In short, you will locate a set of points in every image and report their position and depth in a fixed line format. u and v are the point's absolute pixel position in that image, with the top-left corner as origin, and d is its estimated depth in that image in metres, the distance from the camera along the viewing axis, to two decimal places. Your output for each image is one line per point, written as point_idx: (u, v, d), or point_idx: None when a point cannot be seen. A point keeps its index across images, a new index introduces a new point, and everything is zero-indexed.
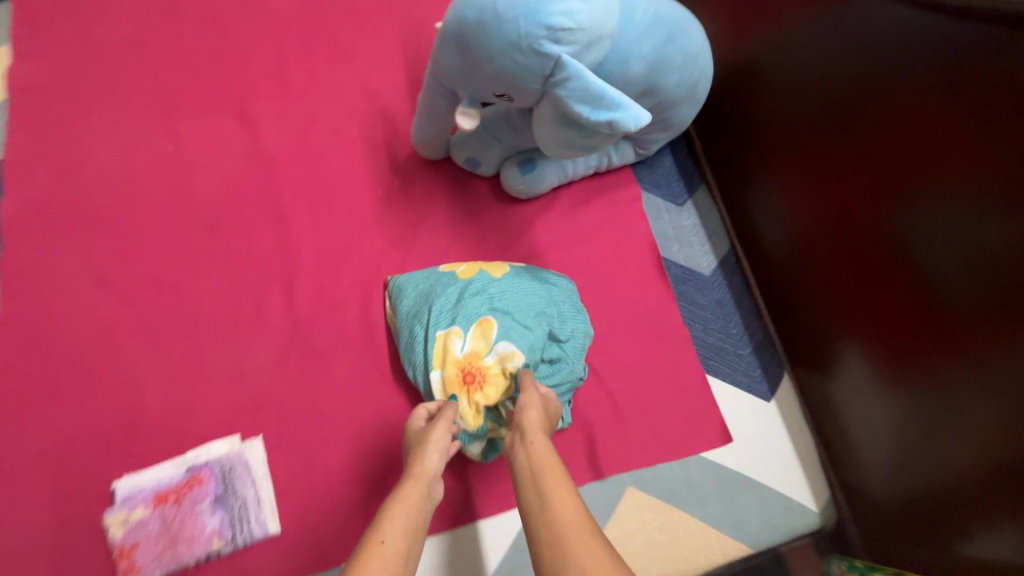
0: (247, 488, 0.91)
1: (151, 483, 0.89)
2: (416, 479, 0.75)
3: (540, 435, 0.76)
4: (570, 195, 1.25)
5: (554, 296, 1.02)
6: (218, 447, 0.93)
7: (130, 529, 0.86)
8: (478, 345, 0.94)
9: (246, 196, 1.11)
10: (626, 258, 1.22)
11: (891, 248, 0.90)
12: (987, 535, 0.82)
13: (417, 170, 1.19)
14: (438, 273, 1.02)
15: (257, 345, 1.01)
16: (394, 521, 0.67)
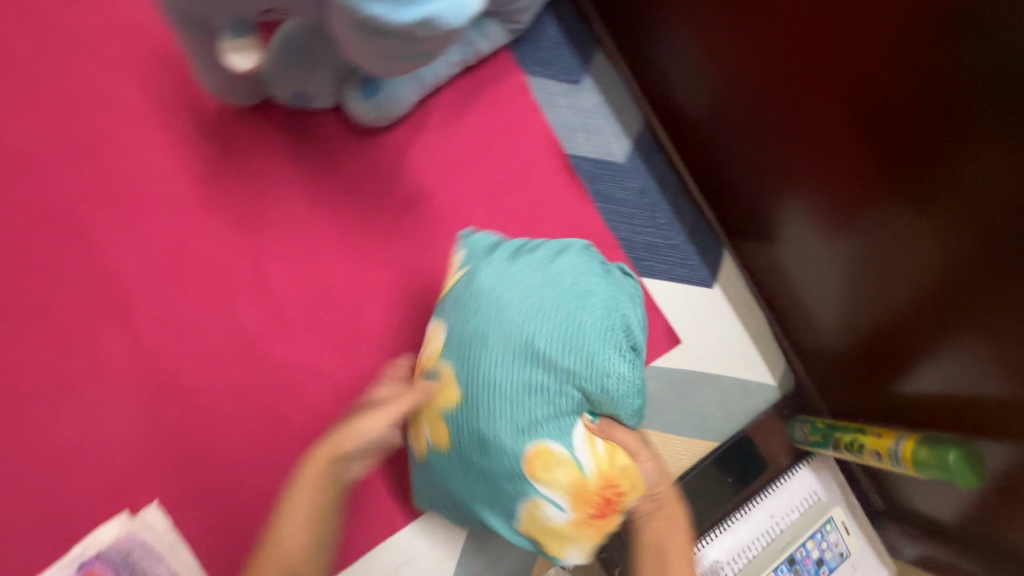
0: (155, 567, 0.80)
1: None
2: (337, 462, 0.70)
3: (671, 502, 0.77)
4: (443, 105, 1.00)
5: (528, 310, 0.73)
6: (104, 532, 0.80)
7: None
8: (555, 476, 0.71)
9: (20, 222, 0.84)
10: (526, 167, 1.02)
11: (818, 79, 0.76)
12: (935, 379, 0.81)
13: (239, 127, 0.92)
14: (440, 463, 0.77)
15: (110, 401, 0.83)
16: (297, 510, 0.68)
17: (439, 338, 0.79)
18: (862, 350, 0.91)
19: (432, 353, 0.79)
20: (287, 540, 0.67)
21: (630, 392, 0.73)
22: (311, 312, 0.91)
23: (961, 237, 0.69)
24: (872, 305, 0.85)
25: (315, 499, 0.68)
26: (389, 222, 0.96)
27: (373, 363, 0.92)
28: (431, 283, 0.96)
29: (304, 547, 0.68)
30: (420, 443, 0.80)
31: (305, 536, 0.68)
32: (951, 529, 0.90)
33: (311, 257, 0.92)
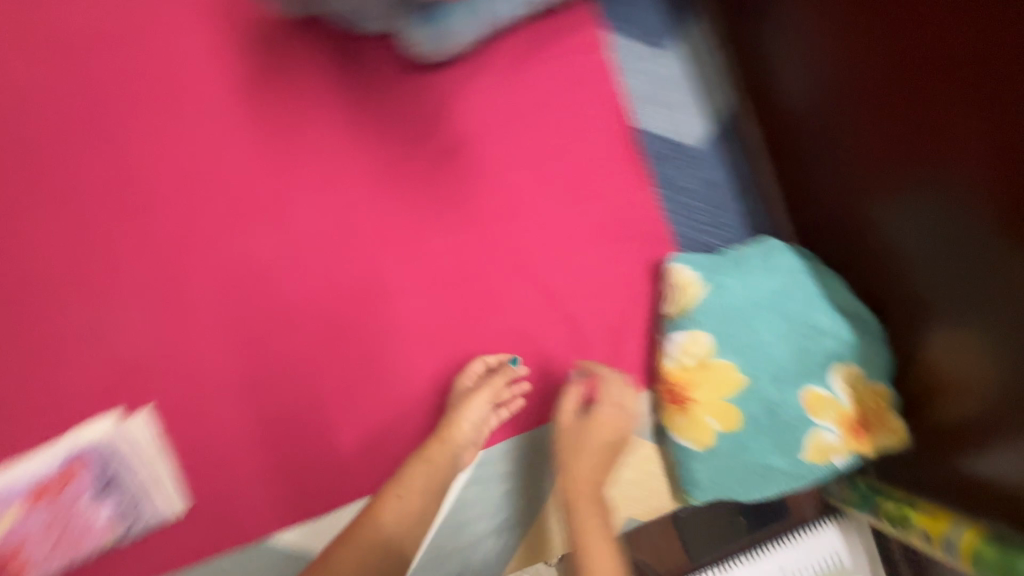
0: (133, 473, 0.79)
1: (26, 475, 0.76)
2: (447, 446, 0.79)
3: (587, 505, 0.79)
4: (504, 48, 0.90)
5: (773, 295, 0.80)
6: (88, 430, 0.78)
7: (13, 525, 0.75)
8: (833, 395, 0.78)
9: (64, 110, 0.83)
10: (584, 133, 0.91)
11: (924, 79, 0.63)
12: (1002, 467, 0.65)
13: (288, 44, 0.87)
14: (704, 455, 0.79)
15: (121, 301, 0.82)
16: (413, 487, 0.76)
17: (701, 344, 0.79)
18: (933, 426, 0.74)
19: (696, 360, 0.79)
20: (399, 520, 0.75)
21: (871, 339, 0.77)
22: (329, 252, 0.86)
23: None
24: (958, 370, 0.69)
25: (438, 479, 0.78)
26: (425, 169, 0.88)
27: (382, 318, 0.86)
28: (457, 243, 0.88)
29: (410, 519, 0.75)
30: (697, 439, 0.79)
31: (417, 509, 0.76)
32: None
33: (338, 192, 0.87)
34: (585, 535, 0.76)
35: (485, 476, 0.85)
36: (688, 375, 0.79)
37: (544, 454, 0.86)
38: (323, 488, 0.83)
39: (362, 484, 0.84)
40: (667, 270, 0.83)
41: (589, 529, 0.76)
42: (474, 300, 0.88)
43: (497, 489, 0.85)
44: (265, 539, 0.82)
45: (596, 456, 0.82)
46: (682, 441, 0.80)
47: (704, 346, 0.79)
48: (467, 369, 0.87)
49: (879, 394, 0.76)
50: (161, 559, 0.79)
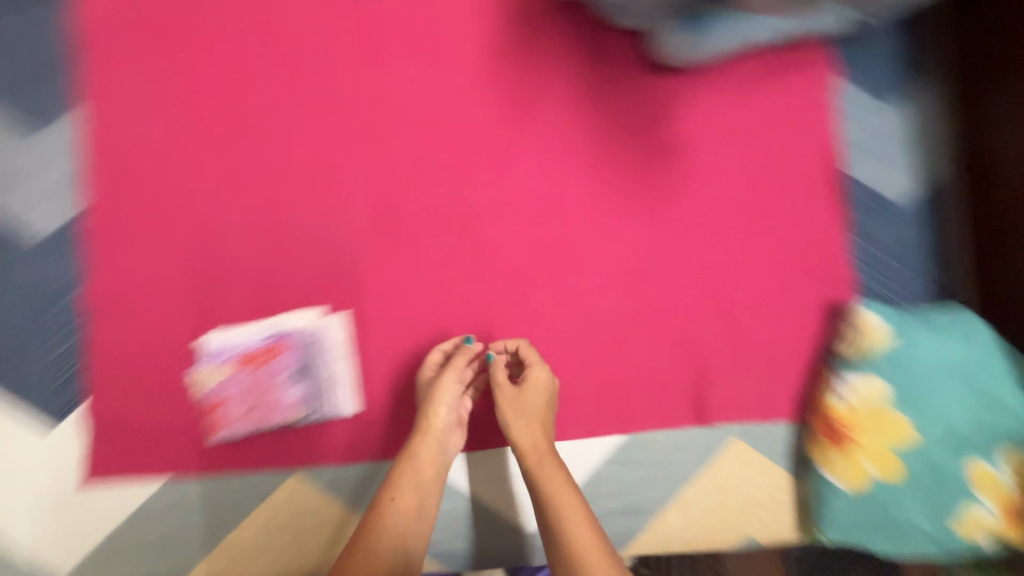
0: (321, 366, 0.87)
1: (240, 341, 0.87)
2: (426, 440, 0.83)
3: (557, 483, 0.80)
4: (738, 68, 0.93)
5: (961, 362, 0.81)
6: (296, 318, 0.88)
7: (219, 381, 0.86)
8: (999, 477, 0.78)
9: (340, 40, 0.95)
10: (794, 164, 0.93)
11: None
12: None
13: (541, 21, 0.94)
14: (853, 498, 0.81)
15: (346, 215, 0.91)
16: (405, 485, 0.80)
17: (874, 390, 0.81)
18: None
19: (869, 405, 0.81)
20: (402, 522, 0.78)
21: None
22: (531, 218, 0.92)
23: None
24: None
25: (427, 478, 0.81)
26: (635, 162, 0.93)
27: (564, 290, 0.92)
28: (648, 237, 0.93)
29: (410, 523, 0.78)
30: (850, 480, 0.81)
31: (413, 509, 0.79)
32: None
33: (552, 164, 0.93)
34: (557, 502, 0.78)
35: (623, 459, 0.89)
36: (859, 419, 0.81)
37: (681, 456, 0.90)
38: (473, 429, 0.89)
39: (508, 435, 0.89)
40: (851, 311, 0.86)
41: (569, 510, 0.78)
42: (650, 296, 0.92)
43: (633, 474, 0.89)
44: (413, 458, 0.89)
45: (537, 423, 0.83)
46: (835, 479, 0.82)
47: (878, 393, 0.81)
48: (629, 358, 0.91)
49: None
50: (324, 449, 0.87)
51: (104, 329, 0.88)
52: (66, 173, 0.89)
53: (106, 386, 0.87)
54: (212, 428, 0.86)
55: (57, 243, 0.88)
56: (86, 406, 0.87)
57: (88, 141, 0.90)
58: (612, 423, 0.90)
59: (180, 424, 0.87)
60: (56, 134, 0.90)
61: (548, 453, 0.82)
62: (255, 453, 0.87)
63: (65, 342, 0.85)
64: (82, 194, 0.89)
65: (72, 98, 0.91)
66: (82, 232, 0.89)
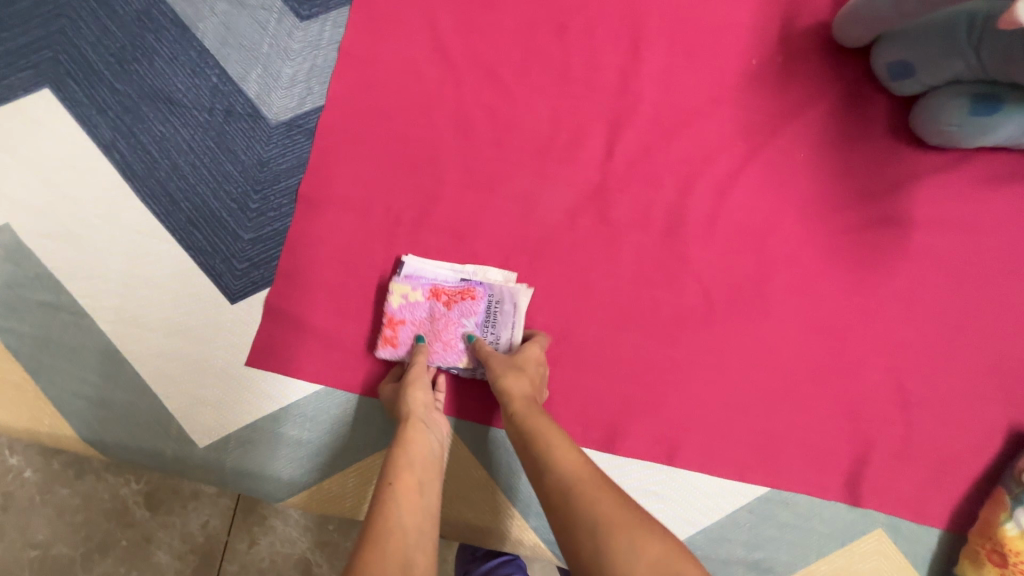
0: (505, 328, 0.86)
1: (433, 273, 0.87)
2: (411, 421, 0.74)
3: (549, 425, 0.69)
4: (988, 163, 0.90)
5: None
6: (494, 274, 0.88)
7: (406, 302, 0.85)
8: None
9: (606, 13, 0.93)
10: (1014, 274, 0.90)
11: None
12: None
13: (807, 56, 0.92)
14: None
15: (560, 184, 0.90)
16: (402, 476, 0.66)
17: None
18: None
19: None
20: (411, 506, 0.63)
21: None
22: (736, 244, 0.90)
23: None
24: None
25: (422, 458, 0.69)
26: (857, 221, 0.90)
27: (749, 325, 0.89)
28: (847, 300, 0.90)
29: (413, 501, 0.64)
30: None
31: (415, 486, 0.65)
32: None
33: (775, 198, 0.90)
34: (543, 433, 0.67)
35: (758, 511, 0.86)
36: None
37: (820, 528, 0.86)
38: (618, 432, 0.87)
39: (653, 449, 0.87)
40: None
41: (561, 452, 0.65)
42: (832, 357, 0.89)
43: (769, 530, 0.86)
44: None
45: (514, 373, 0.76)
46: None
47: None
48: (793, 413, 0.88)
49: None
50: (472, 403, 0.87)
51: (297, 221, 0.87)
52: (314, 63, 0.90)
53: (286, 276, 0.87)
54: (381, 345, 0.85)
55: (286, 126, 0.89)
56: (263, 292, 0.86)
57: (340, 38, 0.90)
58: (759, 472, 0.87)
59: (346, 334, 0.87)
60: (313, 22, 0.91)
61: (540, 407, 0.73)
62: None
63: (272, 224, 0.87)
64: (321, 87, 0.89)
65: None
66: (310, 123, 0.89)
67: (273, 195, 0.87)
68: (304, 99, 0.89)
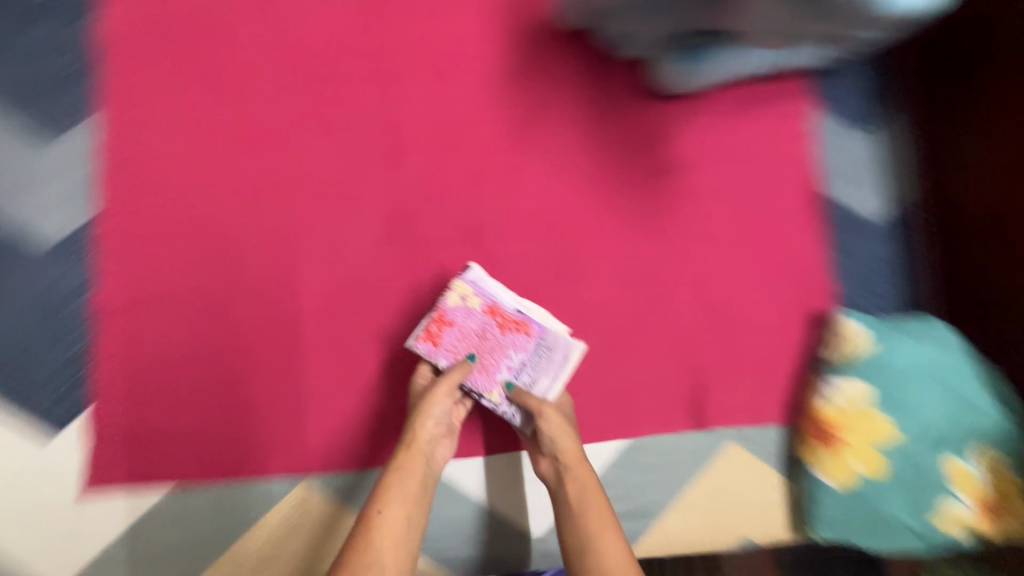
0: (547, 377, 0.88)
1: (505, 293, 0.90)
2: (415, 449, 0.81)
3: (590, 488, 0.80)
4: (726, 97, 1.02)
5: (935, 365, 0.88)
6: (558, 325, 0.90)
7: (462, 308, 0.88)
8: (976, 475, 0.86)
9: (353, 52, 0.97)
10: (775, 187, 1.02)
11: None
12: None
13: (548, 44, 1.00)
14: (842, 495, 0.87)
15: (356, 223, 0.93)
16: (389, 503, 0.76)
17: (859, 392, 0.88)
18: None
19: (854, 405, 0.88)
20: (391, 539, 0.74)
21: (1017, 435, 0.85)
22: (535, 229, 0.96)
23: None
24: None
25: (415, 489, 0.78)
26: (636, 178, 0.98)
27: (571, 300, 0.95)
28: (648, 249, 0.97)
29: (398, 532, 0.75)
30: (837, 477, 0.88)
31: (402, 520, 0.76)
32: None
33: (557, 178, 0.97)
34: (588, 499, 0.79)
35: (622, 463, 0.92)
36: (845, 420, 0.88)
37: (680, 460, 0.93)
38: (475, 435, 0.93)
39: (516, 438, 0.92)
40: (835, 319, 0.94)
41: (597, 523, 0.77)
42: (652, 304, 0.96)
43: (635, 477, 0.92)
44: None
45: (569, 435, 0.83)
46: (824, 477, 0.88)
47: (862, 395, 0.88)
48: (629, 363, 0.95)
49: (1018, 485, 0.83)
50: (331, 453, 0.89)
51: (104, 337, 0.88)
52: (76, 181, 0.90)
53: (108, 393, 0.87)
54: (421, 337, 0.88)
55: (67, 249, 0.89)
56: (87, 415, 0.86)
57: (96, 149, 0.91)
58: (614, 428, 0.93)
59: (186, 429, 0.87)
60: (64, 141, 0.91)
61: (583, 463, 0.82)
62: (262, 456, 0.88)
63: (79, 347, 0.87)
64: (91, 202, 0.90)
65: (81, 105, 0.92)
66: (90, 239, 0.90)
67: (72, 319, 0.88)
68: (76, 219, 0.89)
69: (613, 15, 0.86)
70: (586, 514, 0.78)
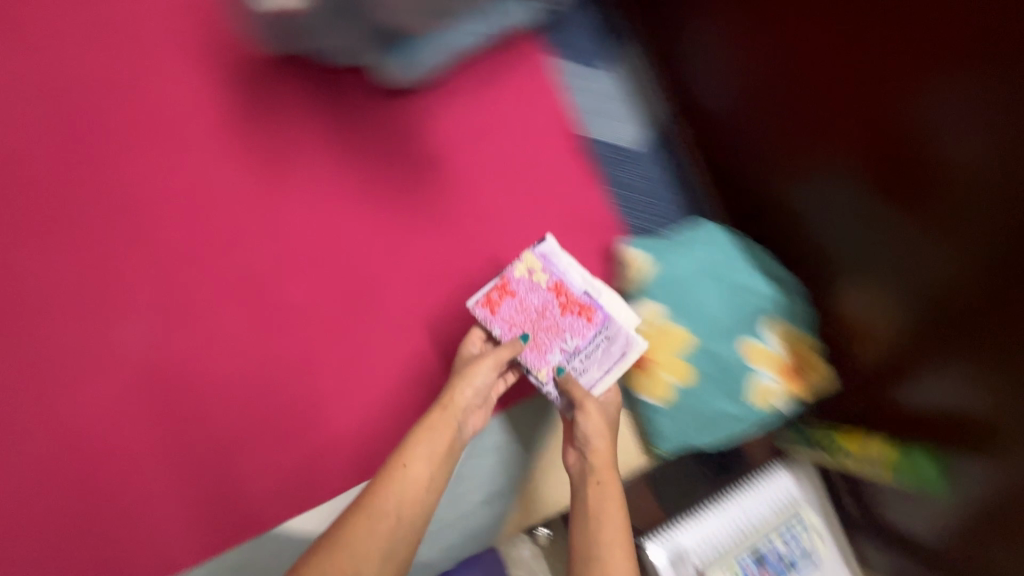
0: (597, 369, 0.90)
1: (569, 272, 0.92)
2: (450, 413, 0.81)
3: (608, 474, 0.83)
4: (464, 75, 1.03)
5: (705, 264, 0.97)
6: (626, 317, 0.92)
7: (529, 282, 0.91)
8: (774, 345, 0.95)
9: (68, 149, 0.93)
10: (539, 145, 1.04)
11: (874, 137, 0.73)
12: (929, 399, 0.77)
13: (270, 78, 0.98)
14: (665, 407, 0.95)
15: (128, 318, 0.90)
16: (417, 455, 0.78)
17: (651, 311, 0.96)
18: (864, 388, 0.88)
19: (649, 324, 0.96)
20: (411, 501, 0.75)
21: (789, 305, 0.95)
22: (316, 262, 0.95)
23: (999, 244, 0.63)
24: (895, 356, 0.81)
25: (437, 452, 0.78)
26: (399, 181, 0.99)
27: (373, 319, 0.95)
28: (434, 245, 0.98)
29: (417, 488, 0.76)
30: (655, 395, 0.94)
31: (423, 482, 0.77)
32: (911, 543, 0.94)
33: (320, 206, 0.96)
34: (603, 482, 0.82)
35: (473, 452, 0.96)
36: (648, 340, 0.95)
37: (524, 428, 0.99)
38: (321, 480, 0.91)
39: (361, 468, 0.92)
40: (619, 250, 1.01)
41: (608, 505, 0.80)
42: (452, 296, 0.97)
43: (487, 463, 0.96)
44: (269, 531, 0.89)
45: (607, 429, 0.85)
46: (645, 399, 0.95)
47: (654, 312, 0.96)
48: (449, 358, 0.96)
49: (806, 340, 0.94)
50: (176, 551, 0.87)
51: None
52: None
53: None
54: (480, 304, 0.91)
55: None
56: None
57: None
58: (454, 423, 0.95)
59: None
60: None
61: (602, 448, 0.84)
62: None
63: None
64: None
65: None
66: None
67: None
68: None
69: (292, 11, 0.83)
70: (600, 513, 0.80)
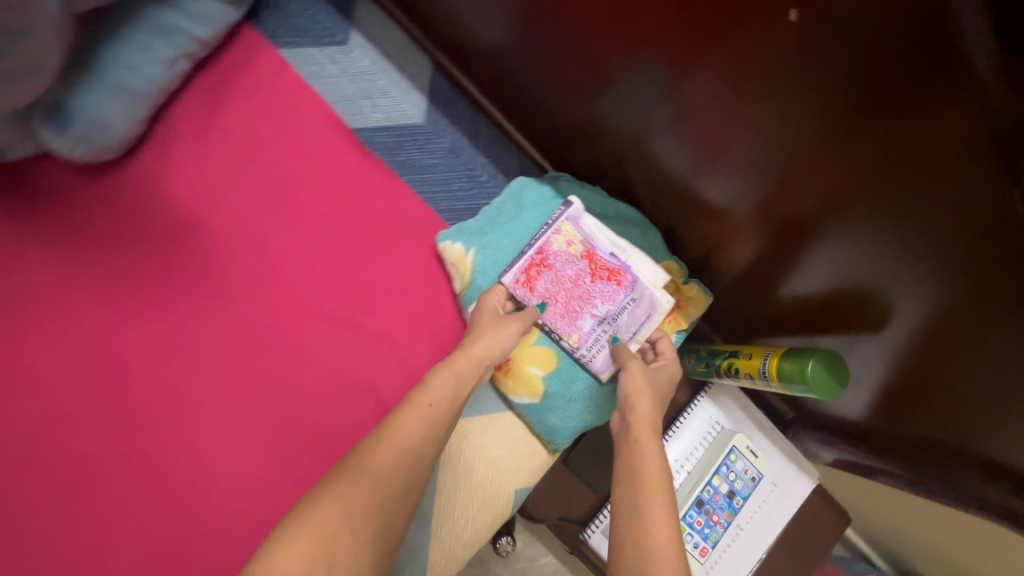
0: (626, 334, 0.85)
1: (601, 234, 0.85)
2: (472, 360, 0.74)
3: (648, 431, 0.70)
4: (187, 114, 0.86)
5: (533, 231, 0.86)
6: (653, 278, 0.85)
7: (565, 253, 0.85)
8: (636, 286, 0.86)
9: None
10: (307, 158, 0.88)
11: (664, 64, 0.62)
12: (800, 288, 0.74)
13: None
14: (544, 404, 0.84)
15: None
16: (439, 394, 0.69)
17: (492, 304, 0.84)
18: (737, 285, 0.85)
19: None
20: (416, 439, 0.65)
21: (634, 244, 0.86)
22: (99, 395, 0.80)
23: (798, 131, 0.55)
24: (756, 259, 0.77)
25: (445, 396, 0.69)
26: (160, 265, 0.83)
27: (193, 429, 0.81)
28: (230, 320, 0.84)
29: (442, 426, 0.67)
30: (530, 392, 0.85)
31: (443, 420, 0.68)
32: (868, 428, 0.83)
33: (78, 328, 0.80)
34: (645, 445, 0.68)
35: None
36: None
37: None
38: None
39: None
40: (439, 249, 0.87)
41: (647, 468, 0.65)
42: (276, 366, 0.84)
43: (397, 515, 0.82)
44: None
45: (650, 392, 0.75)
46: (522, 399, 0.85)
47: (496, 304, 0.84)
48: (297, 435, 0.82)
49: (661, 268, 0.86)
50: None
51: None
52: None
53: None
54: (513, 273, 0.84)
55: None
56: None
57: None
58: None
59: None
60: None
61: (644, 407, 0.73)
62: None
63: None
64: None
65: None
66: None
67: None
68: None
69: None
70: (643, 487, 0.63)
